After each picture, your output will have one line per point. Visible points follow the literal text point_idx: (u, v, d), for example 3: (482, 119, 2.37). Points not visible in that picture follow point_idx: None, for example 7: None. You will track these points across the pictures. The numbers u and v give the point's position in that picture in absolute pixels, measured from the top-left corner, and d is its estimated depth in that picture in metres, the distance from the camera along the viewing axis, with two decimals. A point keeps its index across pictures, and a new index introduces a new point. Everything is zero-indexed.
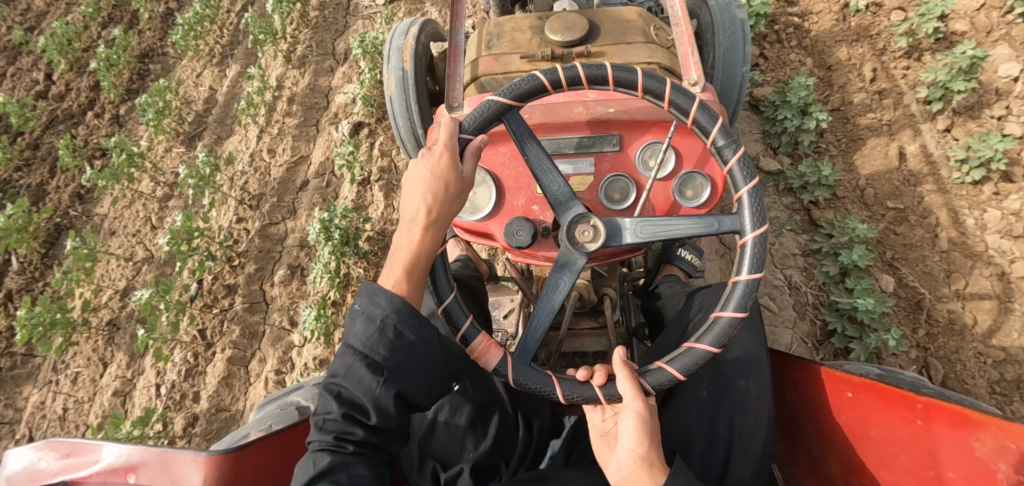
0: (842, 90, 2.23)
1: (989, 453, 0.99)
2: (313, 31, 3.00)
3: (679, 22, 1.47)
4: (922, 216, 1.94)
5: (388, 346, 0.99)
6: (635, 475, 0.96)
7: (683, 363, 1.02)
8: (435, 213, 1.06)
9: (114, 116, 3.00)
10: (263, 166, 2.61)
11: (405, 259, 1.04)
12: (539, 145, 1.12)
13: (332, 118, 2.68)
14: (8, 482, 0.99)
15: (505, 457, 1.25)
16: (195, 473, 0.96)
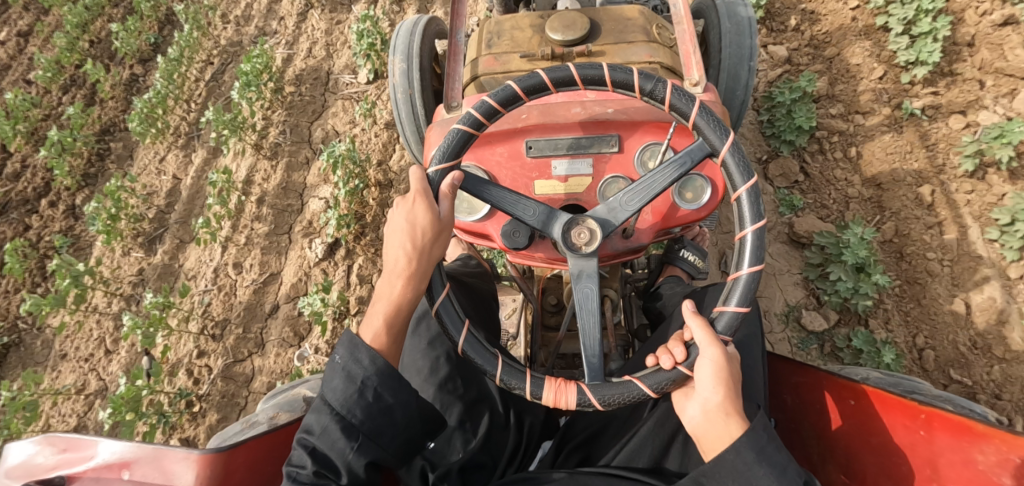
0: (897, 217, 2.02)
1: (992, 466, 0.97)
2: (287, 116, 2.70)
3: (682, 20, 1.45)
4: (993, 398, 1.74)
5: (365, 408, 1.01)
6: (721, 422, 0.96)
7: (739, 296, 1.00)
8: (413, 261, 1.05)
9: (70, 206, 2.81)
10: (228, 284, 2.36)
11: (385, 310, 1.07)
12: (500, 188, 1.12)
13: (305, 229, 2.43)
14: (5, 477, 1.00)
15: (494, 457, 1.25)
16: (187, 471, 0.97)
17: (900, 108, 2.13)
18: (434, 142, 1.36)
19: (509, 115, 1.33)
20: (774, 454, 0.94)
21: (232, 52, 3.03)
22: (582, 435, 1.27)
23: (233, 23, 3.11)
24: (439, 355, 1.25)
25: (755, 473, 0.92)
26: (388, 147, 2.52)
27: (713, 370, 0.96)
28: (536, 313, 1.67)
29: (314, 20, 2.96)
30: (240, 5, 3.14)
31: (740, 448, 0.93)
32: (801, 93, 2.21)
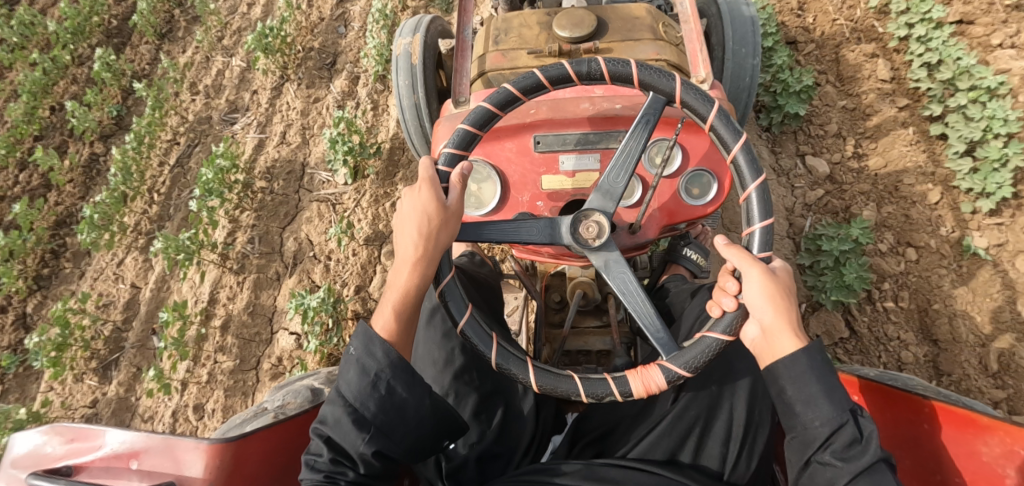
0: (957, 388, 1.80)
1: (998, 458, 0.98)
2: (256, 222, 2.48)
3: (688, 19, 1.46)
4: None
5: (377, 400, 1.00)
6: (779, 337, 0.97)
7: (761, 211, 1.03)
8: (424, 243, 1.06)
9: (20, 314, 2.58)
10: (188, 432, 2.09)
11: (395, 299, 1.07)
12: (492, 227, 1.14)
13: (273, 366, 2.17)
14: (13, 466, 1.00)
15: (509, 448, 1.25)
16: (197, 461, 0.97)
17: (961, 244, 1.95)
18: (442, 137, 1.36)
19: (518, 111, 1.33)
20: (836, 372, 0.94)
21: (200, 130, 2.84)
22: (595, 431, 1.27)
23: (202, 94, 2.94)
24: (454, 346, 1.26)
25: (810, 385, 0.93)
26: (366, 268, 2.30)
27: (762, 289, 0.98)
28: (539, 308, 1.68)
29: (290, 96, 2.79)
30: (211, 74, 2.99)
31: (795, 357, 0.94)
32: (852, 243, 1.99)
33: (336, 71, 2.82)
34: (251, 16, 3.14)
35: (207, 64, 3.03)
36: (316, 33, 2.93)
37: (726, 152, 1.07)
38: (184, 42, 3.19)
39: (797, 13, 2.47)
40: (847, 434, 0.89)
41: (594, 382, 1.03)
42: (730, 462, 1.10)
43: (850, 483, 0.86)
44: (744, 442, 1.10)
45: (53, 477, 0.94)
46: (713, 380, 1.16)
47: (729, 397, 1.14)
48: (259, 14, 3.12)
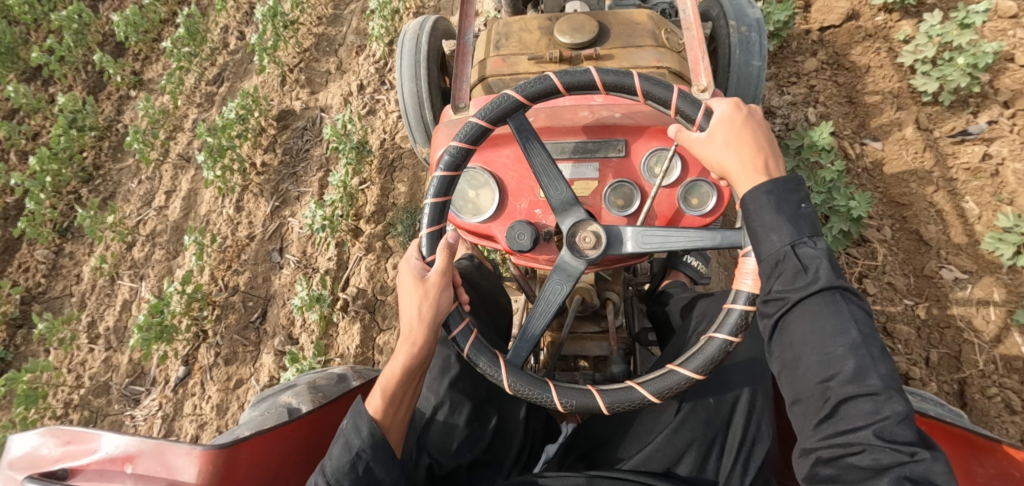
0: None
1: (991, 479, 0.98)
2: None
3: (690, 26, 1.45)
4: None
5: (354, 480, 1.00)
6: (747, 173, 0.97)
7: (661, 93, 1.06)
8: (423, 325, 1.06)
9: None
10: None
11: (386, 383, 1.06)
12: (527, 326, 1.13)
13: None
14: (10, 468, 1.01)
15: (500, 456, 1.27)
16: (188, 467, 0.98)
17: None
18: (441, 142, 1.36)
19: None
20: (800, 205, 0.91)
21: (95, 407, 2.30)
22: (585, 445, 1.28)
23: (102, 343, 2.44)
24: (449, 354, 1.27)
25: (767, 216, 0.91)
26: None
27: (722, 146, 0.99)
28: None
29: (206, 373, 2.25)
30: (115, 309, 2.52)
31: (755, 193, 0.93)
32: None
33: (265, 333, 2.30)
34: (166, 215, 2.69)
35: (111, 289, 2.57)
36: (244, 260, 2.46)
37: (664, 109, 1.08)
38: (77, 266, 2.70)
39: (905, 305, 1.92)
40: (792, 266, 0.88)
41: (728, 322, 1.01)
42: (725, 475, 1.11)
43: (794, 314, 0.87)
44: (738, 454, 1.11)
45: (48, 480, 0.95)
46: (709, 392, 1.16)
47: (726, 406, 1.14)
48: (177, 212, 2.68)
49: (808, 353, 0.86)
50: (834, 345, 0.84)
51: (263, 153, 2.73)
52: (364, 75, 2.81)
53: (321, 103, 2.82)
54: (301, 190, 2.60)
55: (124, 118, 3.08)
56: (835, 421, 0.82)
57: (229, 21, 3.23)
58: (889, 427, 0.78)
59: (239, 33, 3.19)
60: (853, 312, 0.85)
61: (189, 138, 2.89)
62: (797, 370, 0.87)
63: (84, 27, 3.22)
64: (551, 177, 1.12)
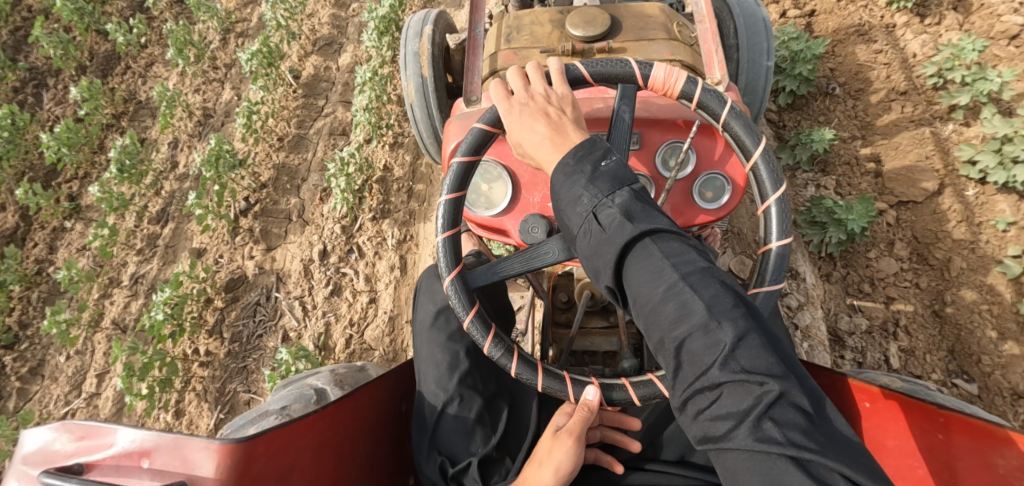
0: None
1: (1014, 470, 0.98)
2: None
3: (704, 19, 1.44)
4: None
5: None
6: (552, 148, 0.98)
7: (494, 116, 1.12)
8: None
9: None
10: None
11: None
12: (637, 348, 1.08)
13: None
14: (22, 463, 0.99)
15: (510, 451, 1.25)
16: (207, 461, 0.97)
17: None
18: (453, 135, 1.35)
19: None
20: (598, 163, 0.93)
21: None
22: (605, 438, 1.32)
23: None
24: (458, 349, 1.27)
25: (569, 191, 0.92)
26: None
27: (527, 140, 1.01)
28: (547, 308, 1.65)
29: None
30: None
31: (563, 164, 0.94)
32: None
33: None
34: (98, 406, 2.37)
35: None
36: None
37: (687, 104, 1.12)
38: None
39: None
40: (597, 230, 0.88)
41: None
42: None
43: (621, 272, 0.87)
44: None
45: (65, 475, 0.94)
46: None
47: None
48: (111, 405, 2.36)
49: (643, 307, 0.85)
50: (658, 292, 0.83)
51: (209, 336, 2.39)
52: (327, 235, 2.49)
53: (277, 264, 2.50)
54: (251, 394, 2.24)
55: (56, 256, 2.84)
56: (686, 370, 0.81)
57: (180, 133, 3.03)
58: (732, 361, 0.77)
59: (190, 150, 2.97)
60: (666, 251, 0.85)
61: (126, 299, 2.60)
62: (645, 330, 0.86)
63: (17, 133, 3.09)
64: (536, 253, 1.11)
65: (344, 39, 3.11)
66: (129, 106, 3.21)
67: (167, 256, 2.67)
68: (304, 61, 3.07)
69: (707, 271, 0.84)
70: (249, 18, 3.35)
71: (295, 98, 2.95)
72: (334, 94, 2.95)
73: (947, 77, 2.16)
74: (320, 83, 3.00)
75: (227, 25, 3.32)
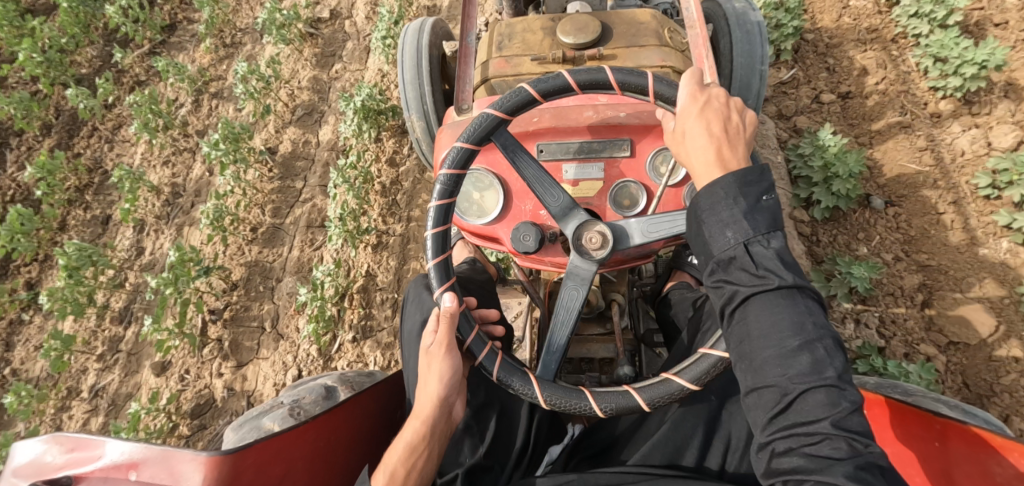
0: None
1: (1011, 479, 0.95)
2: None
3: (694, 25, 1.44)
4: None
5: None
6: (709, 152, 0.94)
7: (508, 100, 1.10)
8: (435, 406, 1.10)
9: None
10: None
11: (396, 460, 1.08)
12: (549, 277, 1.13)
13: None
14: (13, 475, 1.00)
15: (500, 461, 1.24)
16: (194, 473, 0.97)
17: None
18: (444, 144, 1.35)
19: (521, 118, 1.31)
20: (761, 196, 0.87)
21: None
22: (596, 445, 1.27)
23: None
24: None
25: (722, 211, 0.87)
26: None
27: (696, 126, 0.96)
28: (543, 315, 1.67)
29: None
30: None
31: (716, 184, 0.89)
32: None
33: None
34: None
35: None
36: None
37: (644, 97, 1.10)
38: None
39: None
40: (744, 265, 0.84)
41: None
42: (728, 466, 1.16)
43: (751, 308, 0.83)
44: (743, 447, 1.17)
45: None
46: (713, 391, 1.20)
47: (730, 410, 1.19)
48: None
49: (763, 346, 0.81)
50: (789, 339, 0.80)
51: None
52: (302, 358, 2.24)
53: (249, 385, 2.25)
54: None
55: (12, 356, 2.54)
56: (789, 417, 0.78)
57: (145, 215, 2.77)
58: (853, 421, 0.76)
59: (156, 234, 2.71)
60: (809, 308, 0.82)
61: (85, 415, 2.32)
62: (755, 365, 0.82)
63: None
64: (545, 187, 1.13)
65: (325, 106, 2.91)
66: (94, 176, 2.94)
67: (130, 365, 2.40)
68: (281, 136, 2.84)
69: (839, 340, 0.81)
70: (225, 76, 3.12)
71: (269, 182, 2.71)
72: (313, 177, 2.70)
73: (1002, 191, 1.94)
74: (298, 162, 2.76)
75: (201, 85, 3.09)
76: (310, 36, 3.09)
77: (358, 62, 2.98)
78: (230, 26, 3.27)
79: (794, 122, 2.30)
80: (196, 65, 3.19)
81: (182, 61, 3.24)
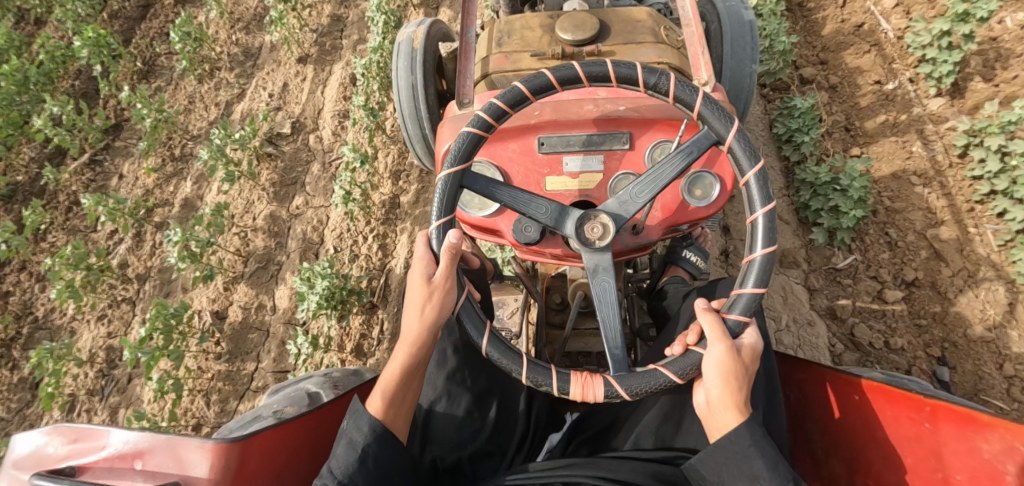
0: None
1: (998, 454, 1.00)
2: None
3: (690, 23, 1.48)
4: None
5: (365, 474, 1.07)
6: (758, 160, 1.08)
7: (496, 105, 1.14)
8: (424, 331, 1.12)
9: None
10: None
11: (386, 385, 1.12)
12: (509, 187, 1.16)
13: None
14: (15, 467, 0.99)
15: (501, 446, 1.28)
16: (201, 461, 0.97)
17: None
18: (446, 138, 1.37)
19: (522, 112, 1.35)
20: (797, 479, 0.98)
21: None
22: (593, 430, 1.29)
23: None
24: (445, 346, 1.29)
25: (749, 467, 0.98)
26: None
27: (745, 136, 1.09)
28: (540, 308, 1.70)
29: None
30: None
31: (741, 438, 0.99)
32: None
33: None
34: None
35: None
36: None
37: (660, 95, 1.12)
38: None
39: None
40: None
41: (738, 304, 1.04)
42: None
43: None
44: None
45: (56, 477, 0.93)
46: None
47: None
48: None
49: None
50: None
51: None
52: None
53: None
54: None
55: None
56: None
57: (75, 391, 2.33)
58: None
59: (88, 416, 2.26)
60: None
61: None
62: None
63: None
64: (528, 203, 1.14)
65: (283, 256, 2.48)
66: (22, 325, 2.51)
67: None
68: (230, 297, 2.41)
69: None
70: (172, 200, 2.73)
71: (214, 362, 2.27)
72: (267, 357, 2.27)
73: None
74: (250, 335, 2.32)
75: (142, 214, 2.67)
76: (268, 156, 2.70)
77: (323, 194, 2.61)
78: (179, 132, 2.89)
79: (851, 329, 2.01)
80: (141, 189, 2.79)
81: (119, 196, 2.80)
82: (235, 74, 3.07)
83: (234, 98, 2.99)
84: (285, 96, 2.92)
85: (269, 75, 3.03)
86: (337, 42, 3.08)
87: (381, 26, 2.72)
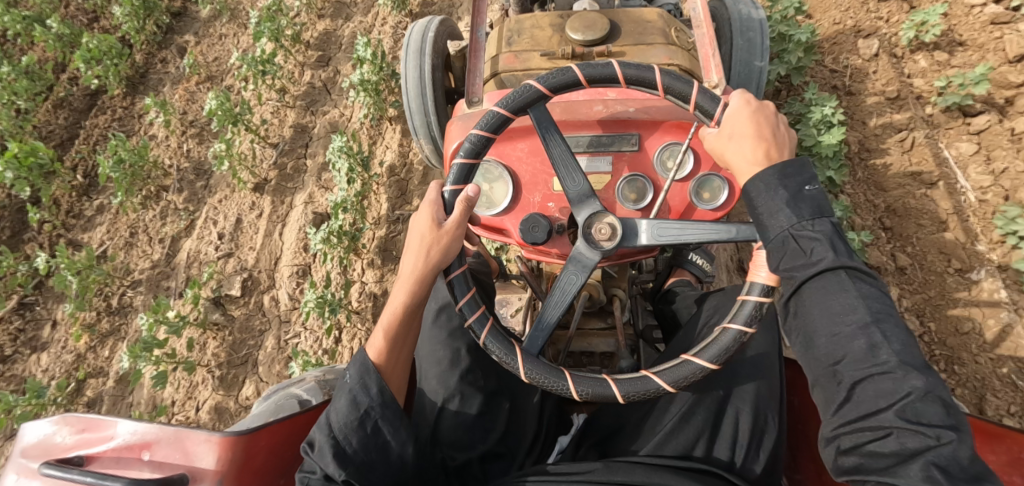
0: None
1: (1004, 465, 1.01)
2: None
3: (701, 24, 1.47)
4: None
5: (360, 436, 1.06)
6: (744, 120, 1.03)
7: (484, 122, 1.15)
8: (425, 267, 1.11)
9: None
10: None
11: (385, 325, 1.15)
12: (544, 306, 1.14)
13: None
14: (23, 455, 0.99)
15: (511, 449, 1.29)
16: (208, 454, 0.98)
17: None
18: (455, 136, 1.37)
19: (531, 112, 1.34)
20: (804, 186, 0.92)
21: None
22: (600, 434, 1.31)
23: None
24: (459, 346, 1.29)
25: (766, 200, 0.94)
26: None
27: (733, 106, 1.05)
28: None
29: None
30: None
31: (760, 179, 0.95)
32: None
33: None
34: None
35: None
36: None
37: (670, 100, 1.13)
38: None
39: None
40: (796, 248, 0.90)
41: (742, 314, 1.04)
42: (737, 457, 1.14)
43: (809, 298, 0.89)
44: (749, 446, 1.14)
45: (65, 466, 0.94)
46: (719, 383, 1.20)
47: (733, 406, 1.18)
48: None
49: (819, 329, 0.88)
50: (849, 320, 0.85)
51: None
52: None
53: None
54: None
55: None
56: (839, 392, 0.85)
57: None
58: (834, 277, 0.87)
59: None
60: (863, 292, 0.86)
61: None
62: (819, 347, 0.88)
63: None
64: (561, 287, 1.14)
65: None
66: None
67: None
68: None
69: (884, 318, 0.85)
70: (107, 367, 2.39)
71: None
72: None
73: None
74: None
75: (70, 390, 2.34)
76: (213, 326, 2.34)
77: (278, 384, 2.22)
78: (117, 280, 2.57)
79: None
80: (70, 354, 2.45)
81: (39, 378, 2.41)
82: (183, 198, 2.76)
83: (182, 232, 2.67)
84: (237, 237, 2.58)
85: (221, 203, 2.69)
86: (299, 162, 2.72)
87: (343, 173, 2.33)
